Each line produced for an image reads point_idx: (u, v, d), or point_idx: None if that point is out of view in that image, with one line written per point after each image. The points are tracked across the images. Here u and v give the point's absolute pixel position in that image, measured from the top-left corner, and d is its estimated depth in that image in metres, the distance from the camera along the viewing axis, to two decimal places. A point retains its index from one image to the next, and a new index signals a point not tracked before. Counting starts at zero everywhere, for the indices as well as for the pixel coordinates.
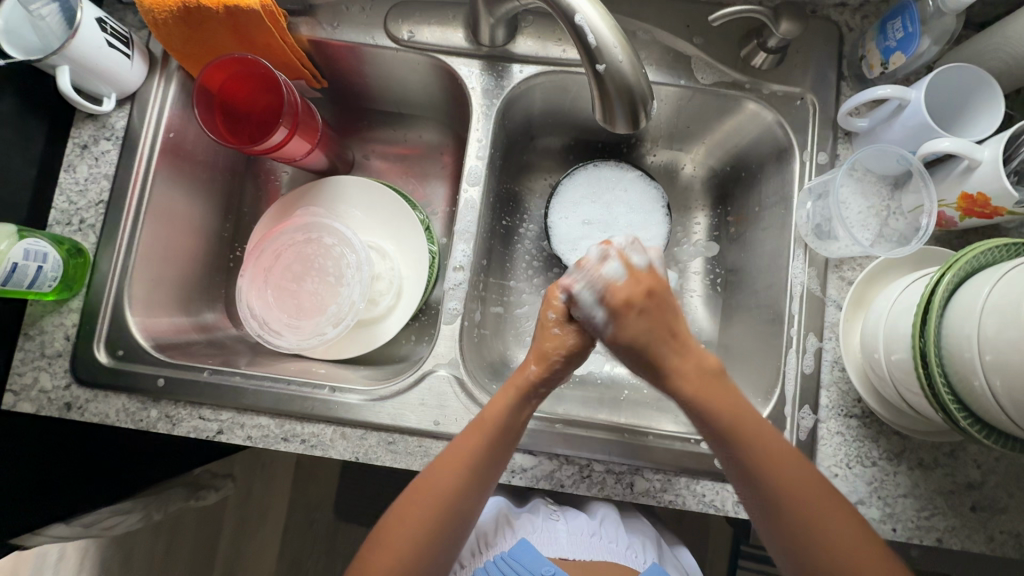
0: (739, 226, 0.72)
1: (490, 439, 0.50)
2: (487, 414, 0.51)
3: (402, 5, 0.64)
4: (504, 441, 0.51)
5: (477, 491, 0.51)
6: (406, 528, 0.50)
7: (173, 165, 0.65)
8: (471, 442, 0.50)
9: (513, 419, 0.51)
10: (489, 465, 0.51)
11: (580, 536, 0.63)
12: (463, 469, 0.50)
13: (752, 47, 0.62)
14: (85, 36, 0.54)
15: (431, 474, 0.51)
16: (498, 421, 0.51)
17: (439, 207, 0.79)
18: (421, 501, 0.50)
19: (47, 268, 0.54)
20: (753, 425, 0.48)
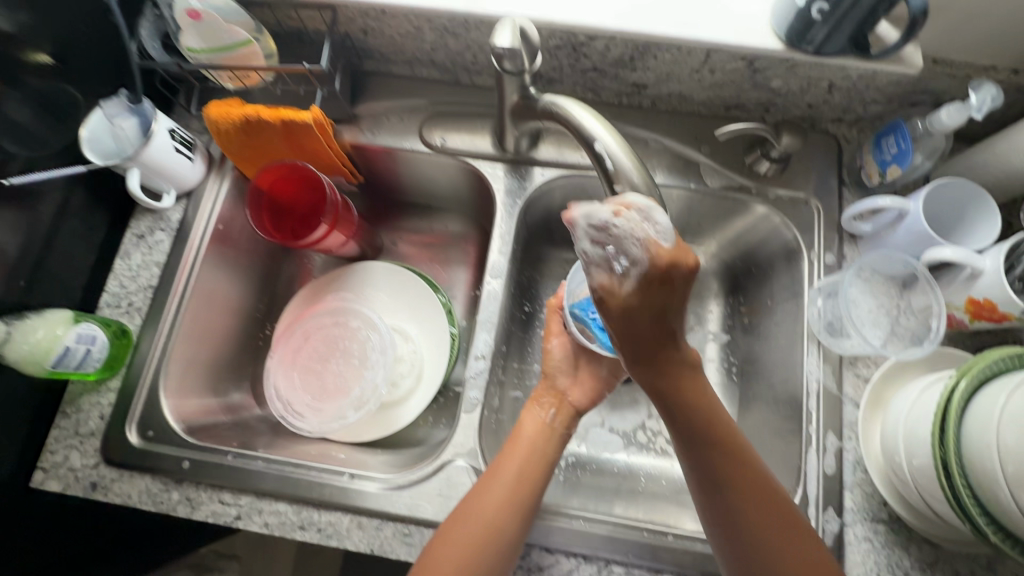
0: (752, 317, 0.73)
1: (524, 456, 0.55)
2: (520, 432, 0.57)
3: (435, 117, 0.72)
4: (536, 458, 0.55)
5: (521, 509, 0.51)
6: (453, 546, 0.49)
7: (219, 253, 0.70)
8: (511, 459, 0.54)
9: (544, 443, 0.56)
10: (528, 480, 0.53)
11: None
12: (505, 486, 0.52)
13: (756, 156, 0.67)
14: (158, 144, 0.61)
15: (473, 496, 0.52)
16: (529, 441, 0.56)
17: (461, 292, 0.83)
18: (461, 519, 0.50)
19: (95, 350, 0.58)
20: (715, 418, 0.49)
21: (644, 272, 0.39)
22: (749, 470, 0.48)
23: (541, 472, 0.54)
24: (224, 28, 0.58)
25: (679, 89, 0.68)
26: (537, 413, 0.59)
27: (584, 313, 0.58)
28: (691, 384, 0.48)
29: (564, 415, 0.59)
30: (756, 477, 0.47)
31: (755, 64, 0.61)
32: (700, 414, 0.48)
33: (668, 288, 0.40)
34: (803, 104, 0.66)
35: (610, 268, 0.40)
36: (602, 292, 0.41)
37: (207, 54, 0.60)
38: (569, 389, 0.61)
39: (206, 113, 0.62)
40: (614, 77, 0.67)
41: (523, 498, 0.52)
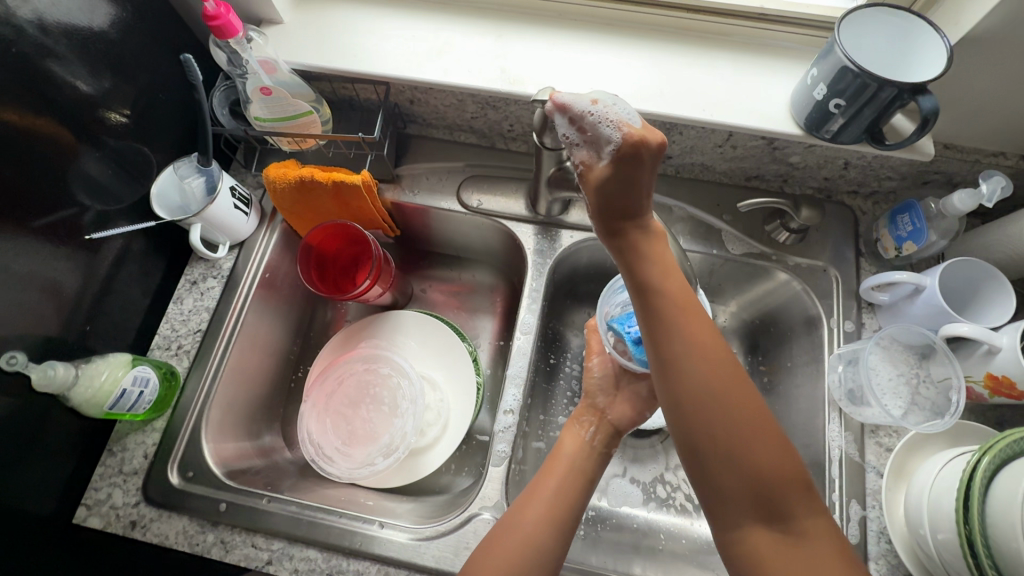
0: (771, 378, 0.75)
1: (564, 471, 0.57)
2: (560, 450, 0.60)
3: (472, 179, 0.77)
4: (573, 472, 0.57)
5: (562, 516, 0.52)
6: (498, 549, 0.50)
7: (263, 300, 0.74)
8: (552, 475, 0.56)
9: (582, 459, 0.59)
10: (569, 493, 0.55)
11: None
12: (548, 501, 0.53)
13: (776, 225, 0.71)
14: (220, 203, 0.66)
15: (517, 508, 0.54)
16: (569, 457, 0.59)
17: (487, 341, 0.85)
18: (508, 527, 0.52)
19: (146, 393, 0.61)
20: (712, 352, 0.43)
21: (615, 147, 0.42)
22: (723, 366, 0.42)
23: (584, 487, 0.56)
24: (292, 102, 0.64)
25: (702, 159, 0.72)
26: (576, 430, 0.62)
27: (620, 327, 0.65)
28: (658, 253, 0.47)
29: (603, 433, 0.61)
30: (731, 371, 0.42)
31: (775, 143, 0.65)
32: (675, 308, 0.44)
33: (636, 163, 0.42)
34: (820, 177, 0.70)
35: (590, 146, 0.45)
36: (583, 168, 0.46)
37: (270, 123, 0.66)
38: (609, 407, 0.64)
39: (266, 175, 0.67)
40: None
41: (563, 506, 0.53)
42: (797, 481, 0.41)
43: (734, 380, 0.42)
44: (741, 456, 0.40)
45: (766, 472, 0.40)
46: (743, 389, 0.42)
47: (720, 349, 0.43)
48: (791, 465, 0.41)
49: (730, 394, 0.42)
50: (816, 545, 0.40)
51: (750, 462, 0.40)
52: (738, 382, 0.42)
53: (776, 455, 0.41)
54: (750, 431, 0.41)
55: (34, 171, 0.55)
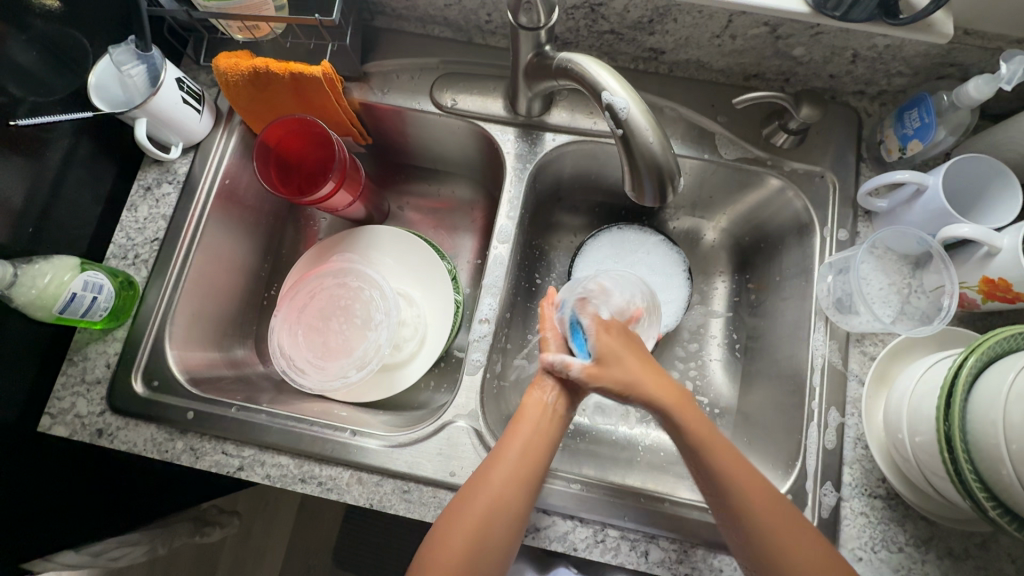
0: (759, 294, 0.74)
1: (529, 440, 0.53)
2: (526, 413, 0.56)
3: (447, 76, 0.70)
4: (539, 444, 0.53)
5: (523, 495, 0.51)
6: (461, 525, 0.49)
7: (225, 209, 0.70)
8: (513, 444, 0.53)
9: (547, 426, 0.55)
10: (530, 461, 0.52)
11: None
12: (510, 475, 0.51)
13: (773, 128, 0.65)
14: (165, 95, 0.60)
15: (480, 476, 0.52)
16: (528, 425, 0.54)
17: (467, 258, 0.82)
18: (472, 500, 0.50)
19: (100, 299, 0.58)
20: (733, 463, 0.50)
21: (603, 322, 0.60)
22: (752, 485, 0.49)
23: (544, 455, 0.53)
24: None
25: (698, 54, 0.66)
26: (537, 398, 0.57)
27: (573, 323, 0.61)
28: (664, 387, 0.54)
29: (565, 399, 0.57)
30: (763, 497, 0.49)
31: (778, 30, 0.59)
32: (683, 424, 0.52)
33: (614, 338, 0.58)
34: (825, 74, 0.64)
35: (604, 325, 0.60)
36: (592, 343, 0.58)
37: (216, 3, 0.59)
38: (567, 374, 0.59)
39: (215, 64, 0.60)
40: (631, 41, 0.66)
41: (524, 480, 0.51)
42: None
43: (769, 503, 0.49)
44: (756, 533, 0.48)
45: (782, 545, 0.47)
46: (759, 491, 0.49)
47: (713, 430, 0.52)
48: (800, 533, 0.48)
49: (749, 495, 0.49)
50: None
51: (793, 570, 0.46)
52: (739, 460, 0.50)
53: (785, 530, 0.48)
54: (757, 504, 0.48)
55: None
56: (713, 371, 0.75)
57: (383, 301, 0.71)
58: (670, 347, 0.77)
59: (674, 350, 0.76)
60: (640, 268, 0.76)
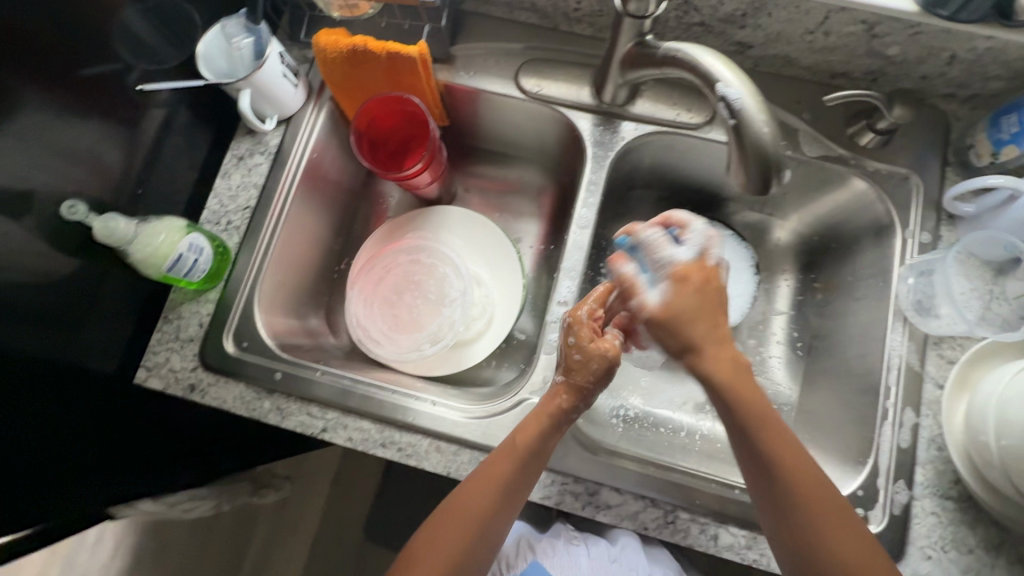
0: (826, 294, 0.74)
1: (522, 465, 0.53)
2: (513, 445, 0.53)
3: (532, 62, 0.71)
4: (521, 478, 0.53)
5: (492, 522, 0.53)
6: (434, 550, 0.52)
7: (311, 183, 0.72)
8: (506, 465, 0.53)
9: (544, 446, 0.54)
10: (519, 485, 0.53)
11: (600, 561, 0.72)
12: (497, 497, 0.52)
13: (860, 127, 0.65)
14: (269, 68, 0.62)
15: (467, 493, 0.53)
16: (525, 447, 0.53)
17: (533, 243, 0.83)
18: (460, 519, 0.52)
19: (201, 260, 0.61)
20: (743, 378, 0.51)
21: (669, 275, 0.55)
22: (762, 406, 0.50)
23: (533, 476, 0.54)
24: None
25: (787, 51, 0.66)
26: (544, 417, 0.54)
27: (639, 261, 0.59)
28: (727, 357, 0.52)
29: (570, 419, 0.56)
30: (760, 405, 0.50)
31: (875, 28, 0.59)
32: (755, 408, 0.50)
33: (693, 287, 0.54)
34: (916, 75, 0.64)
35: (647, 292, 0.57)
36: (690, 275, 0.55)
37: None
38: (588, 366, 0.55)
39: (317, 40, 0.62)
40: (720, 34, 0.66)
41: (498, 513, 0.53)
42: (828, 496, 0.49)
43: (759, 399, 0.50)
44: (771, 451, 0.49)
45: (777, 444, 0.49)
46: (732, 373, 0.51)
47: (799, 446, 0.50)
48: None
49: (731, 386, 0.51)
50: (834, 531, 0.48)
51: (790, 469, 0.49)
52: (812, 476, 0.49)
53: (775, 432, 0.50)
54: (787, 452, 0.49)
55: (69, 16, 0.53)
56: (773, 368, 0.76)
57: (457, 282, 0.74)
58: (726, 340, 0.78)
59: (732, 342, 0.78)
60: None
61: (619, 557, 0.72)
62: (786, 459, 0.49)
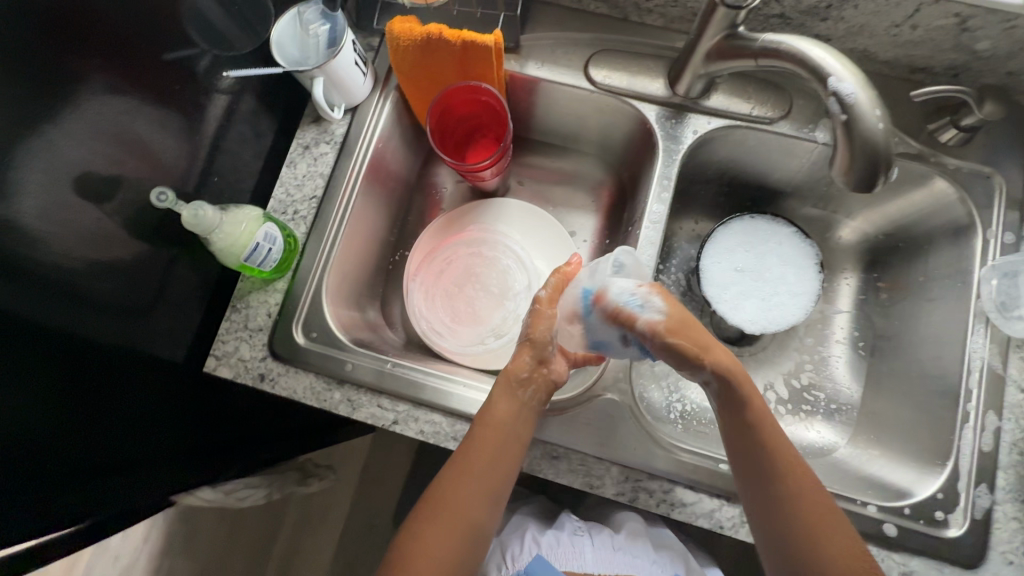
0: (892, 294, 0.73)
1: (501, 441, 0.55)
2: (491, 423, 0.56)
3: (603, 52, 0.70)
4: (495, 463, 0.55)
5: (478, 505, 0.55)
6: (427, 542, 0.53)
7: (375, 173, 0.72)
8: (487, 446, 0.55)
9: (518, 422, 0.57)
10: (498, 463, 0.55)
11: (604, 552, 0.69)
12: (478, 476, 0.55)
13: (942, 123, 0.64)
14: (343, 56, 0.61)
15: (452, 480, 0.55)
16: (501, 424, 0.56)
17: (590, 238, 0.82)
18: (447, 502, 0.54)
19: (274, 251, 0.60)
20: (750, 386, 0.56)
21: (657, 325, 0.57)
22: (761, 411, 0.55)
23: (515, 453, 0.56)
24: None
25: (867, 45, 0.65)
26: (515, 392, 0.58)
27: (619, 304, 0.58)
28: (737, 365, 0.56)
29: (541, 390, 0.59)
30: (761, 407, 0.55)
31: (968, 22, 0.58)
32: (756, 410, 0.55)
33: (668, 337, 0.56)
34: (1002, 71, 0.63)
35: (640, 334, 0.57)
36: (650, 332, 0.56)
37: None
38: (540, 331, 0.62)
39: (391, 28, 0.61)
40: (799, 26, 0.64)
41: (480, 493, 0.55)
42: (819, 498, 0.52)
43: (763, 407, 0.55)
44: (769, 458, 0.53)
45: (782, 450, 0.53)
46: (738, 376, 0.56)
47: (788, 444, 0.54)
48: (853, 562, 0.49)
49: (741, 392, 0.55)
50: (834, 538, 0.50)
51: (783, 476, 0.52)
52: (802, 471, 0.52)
53: (778, 438, 0.54)
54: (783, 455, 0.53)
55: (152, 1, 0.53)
56: (834, 367, 0.75)
57: (521, 276, 0.75)
58: (786, 338, 0.77)
59: (791, 341, 0.77)
60: (771, 258, 0.75)
61: (626, 544, 0.69)
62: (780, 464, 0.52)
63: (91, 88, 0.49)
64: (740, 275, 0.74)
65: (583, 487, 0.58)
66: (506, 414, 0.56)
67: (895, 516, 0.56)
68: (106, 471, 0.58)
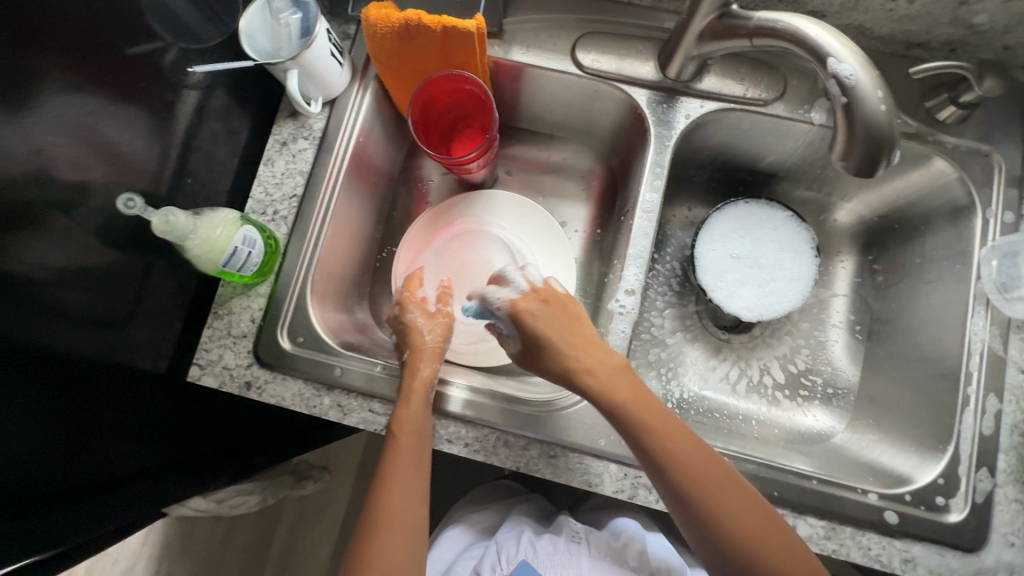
0: (889, 277, 0.72)
1: (413, 438, 0.54)
2: (404, 426, 0.54)
3: (589, 35, 0.67)
4: (411, 468, 0.53)
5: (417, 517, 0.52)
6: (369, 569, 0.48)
7: (356, 168, 0.69)
8: (405, 448, 0.54)
9: (425, 418, 0.56)
10: (418, 463, 0.54)
11: (602, 561, 0.68)
12: (405, 483, 0.52)
13: (940, 100, 0.62)
14: (318, 47, 0.58)
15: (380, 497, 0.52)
16: (411, 423, 0.55)
17: (581, 227, 0.80)
18: (385, 523, 0.50)
19: (254, 254, 0.58)
20: (638, 391, 0.51)
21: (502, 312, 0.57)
22: (656, 419, 0.49)
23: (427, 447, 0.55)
24: None
25: (863, 20, 0.62)
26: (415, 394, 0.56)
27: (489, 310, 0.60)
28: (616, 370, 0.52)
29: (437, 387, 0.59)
30: (656, 414, 0.50)
31: None
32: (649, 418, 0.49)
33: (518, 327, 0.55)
34: (999, 44, 0.61)
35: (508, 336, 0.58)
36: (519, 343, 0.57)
37: None
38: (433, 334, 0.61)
39: (366, 15, 0.58)
40: (793, 2, 0.61)
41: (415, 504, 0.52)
42: (738, 494, 0.47)
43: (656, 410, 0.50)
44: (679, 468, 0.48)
45: (688, 458, 0.48)
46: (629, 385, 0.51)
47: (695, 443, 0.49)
48: (775, 538, 0.46)
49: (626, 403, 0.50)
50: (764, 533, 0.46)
51: (701, 483, 0.47)
52: (712, 469, 0.48)
53: (683, 445, 0.49)
54: (692, 461, 0.48)
55: None
56: (832, 352, 0.74)
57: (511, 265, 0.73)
58: (781, 325, 0.76)
59: (787, 327, 0.76)
60: (766, 244, 0.73)
61: (627, 555, 0.69)
62: (693, 471, 0.47)
63: (47, 89, 0.46)
64: (735, 262, 0.73)
65: (581, 486, 0.57)
66: (412, 416, 0.55)
67: (896, 503, 0.56)
68: (90, 491, 0.56)
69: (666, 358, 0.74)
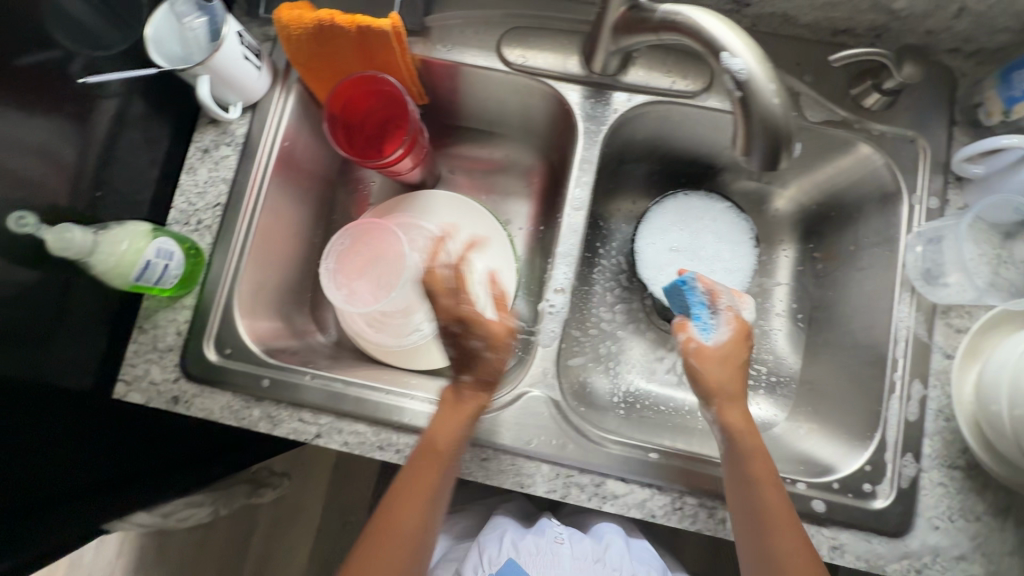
0: (827, 264, 0.72)
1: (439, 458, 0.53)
2: (435, 445, 0.53)
3: (515, 30, 0.66)
4: (431, 482, 0.53)
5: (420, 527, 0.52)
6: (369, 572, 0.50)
7: (284, 174, 0.67)
8: (429, 467, 0.53)
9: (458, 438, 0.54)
10: (441, 481, 0.53)
11: (583, 561, 0.69)
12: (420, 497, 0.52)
13: (865, 88, 0.62)
14: (228, 50, 0.57)
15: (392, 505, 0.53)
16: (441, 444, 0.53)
17: (524, 225, 0.79)
18: (392, 529, 0.51)
19: (173, 266, 0.57)
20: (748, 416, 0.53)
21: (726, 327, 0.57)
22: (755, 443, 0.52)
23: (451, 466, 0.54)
24: None
25: (786, 8, 0.62)
26: (456, 412, 0.54)
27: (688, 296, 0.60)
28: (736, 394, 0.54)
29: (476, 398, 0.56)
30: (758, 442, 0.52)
31: None
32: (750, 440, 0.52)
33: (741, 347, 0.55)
34: (921, 30, 0.61)
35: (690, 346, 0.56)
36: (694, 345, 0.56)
37: None
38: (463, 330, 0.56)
39: (278, 17, 0.57)
40: None
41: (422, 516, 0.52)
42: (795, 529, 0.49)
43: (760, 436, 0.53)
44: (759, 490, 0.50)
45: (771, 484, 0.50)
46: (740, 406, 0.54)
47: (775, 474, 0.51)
48: (786, 517, 0.49)
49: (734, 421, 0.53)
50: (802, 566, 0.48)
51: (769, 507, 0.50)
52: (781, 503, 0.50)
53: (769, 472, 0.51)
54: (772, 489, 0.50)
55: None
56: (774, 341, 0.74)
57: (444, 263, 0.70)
58: None
59: None
60: (705, 236, 0.73)
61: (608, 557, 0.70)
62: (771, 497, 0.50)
63: None
64: (674, 254, 0.72)
65: (513, 487, 0.57)
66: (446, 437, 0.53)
67: (824, 491, 0.56)
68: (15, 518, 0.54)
69: (610, 353, 0.74)
